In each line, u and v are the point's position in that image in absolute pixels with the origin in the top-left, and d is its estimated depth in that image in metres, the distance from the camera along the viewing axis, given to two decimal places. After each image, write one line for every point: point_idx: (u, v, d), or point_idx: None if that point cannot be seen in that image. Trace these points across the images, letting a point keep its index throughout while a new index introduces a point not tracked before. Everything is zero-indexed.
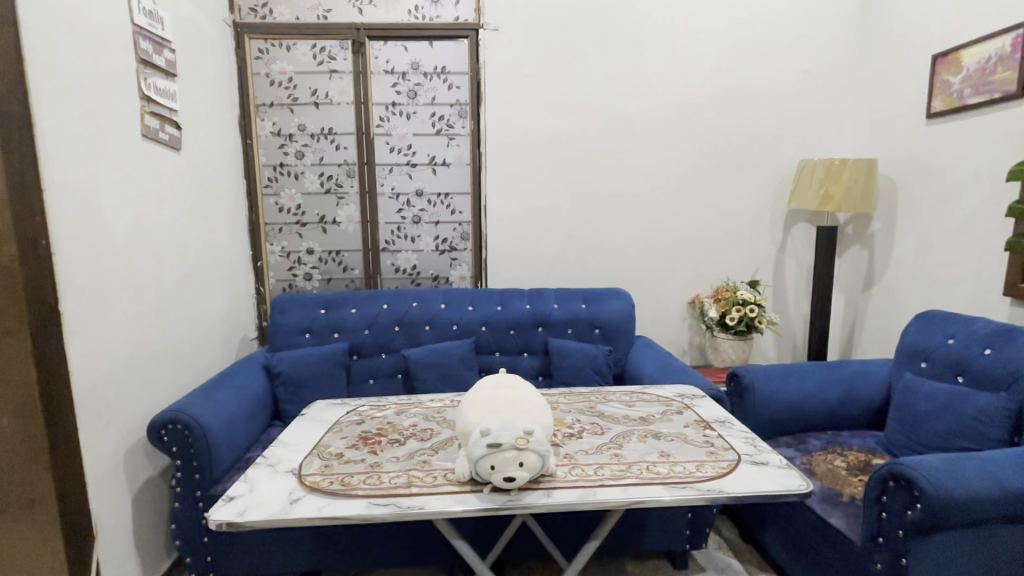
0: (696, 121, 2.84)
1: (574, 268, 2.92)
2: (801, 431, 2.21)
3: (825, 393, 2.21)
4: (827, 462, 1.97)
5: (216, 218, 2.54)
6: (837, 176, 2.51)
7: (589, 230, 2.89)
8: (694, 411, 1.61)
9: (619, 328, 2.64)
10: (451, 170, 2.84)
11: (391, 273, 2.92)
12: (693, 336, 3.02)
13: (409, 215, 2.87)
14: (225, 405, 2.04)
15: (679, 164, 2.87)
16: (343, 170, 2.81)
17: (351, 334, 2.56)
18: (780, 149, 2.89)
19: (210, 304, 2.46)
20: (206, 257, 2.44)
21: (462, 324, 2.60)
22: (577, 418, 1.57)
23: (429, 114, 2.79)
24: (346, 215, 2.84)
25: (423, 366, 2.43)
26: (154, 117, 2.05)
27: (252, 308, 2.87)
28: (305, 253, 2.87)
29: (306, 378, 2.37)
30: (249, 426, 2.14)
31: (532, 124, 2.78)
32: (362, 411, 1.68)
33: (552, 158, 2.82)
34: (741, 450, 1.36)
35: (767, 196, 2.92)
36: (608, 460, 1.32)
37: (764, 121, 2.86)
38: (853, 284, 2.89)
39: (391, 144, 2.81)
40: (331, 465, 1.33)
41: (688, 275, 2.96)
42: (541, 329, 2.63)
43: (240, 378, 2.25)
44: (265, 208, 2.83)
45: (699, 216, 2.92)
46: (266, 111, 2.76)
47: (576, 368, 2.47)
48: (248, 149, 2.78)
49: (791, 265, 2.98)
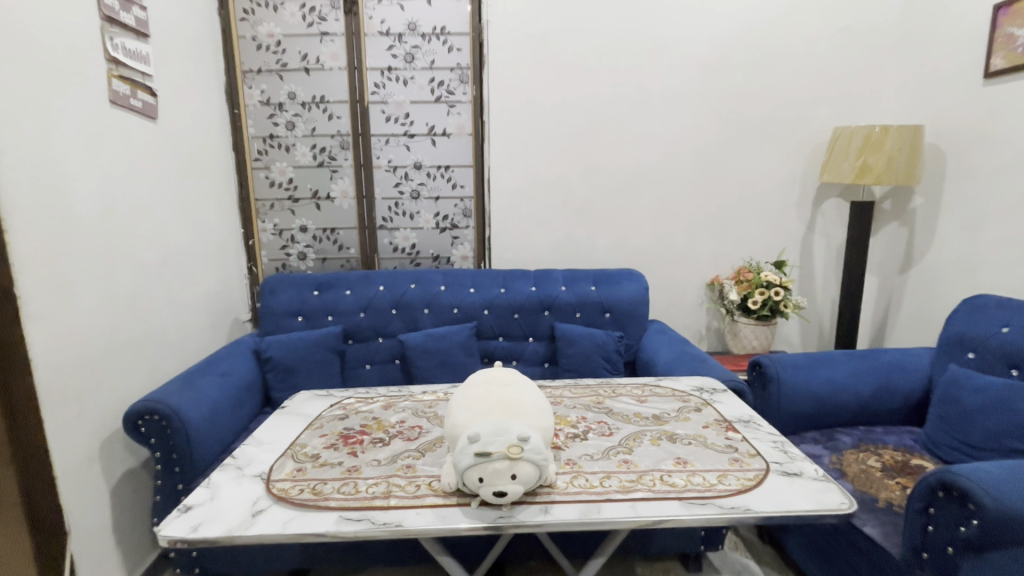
0: (719, 86, 2.59)
1: (585, 247, 2.72)
2: (830, 426, 2.03)
3: (858, 385, 2.01)
4: (860, 462, 1.79)
5: (202, 193, 2.39)
6: (878, 145, 2.26)
7: (601, 206, 2.69)
8: (715, 409, 1.44)
9: (632, 312, 2.45)
10: (452, 141, 2.64)
11: (389, 253, 2.75)
12: (711, 320, 2.83)
13: (407, 190, 2.69)
14: (208, 394, 1.91)
15: (700, 133, 2.63)
16: (337, 142, 2.63)
17: (345, 317, 2.41)
18: (812, 116, 2.63)
19: (196, 285, 2.32)
20: (191, 235, 2.30)
21: (463, 307, 2.44)
22: (582, 416, 1.40)
23: (427, 80, 2.58)
24: (340, 190, 2.67)
25: (420, 352, 2.28)
26: (123, 81, 1.87)
27: (245, 289, 2.74)
28: (298, 231, 2.71)
29: (297, 364, 2.24)
30: (236, 415, 2.01)
31: (540, 90, 2.56)
32: (348, 404, 1.53)
33: (561, 127, 2.60)
34: (770, 457, 1.19)
35: (795, 168, 2.68)
36: (616, 467, 1.15)
37: (795, 85, 2.60)
38: (888, 265, 2.66)
39: (387, 113, 2.61)
40: (304, 469, 1.19)
41: (707, 254, 2.75)
42: (547, 312, 2.45)
43: (226, 365, 2.12)
44: (255, 183, 2.67)
45: (720, 191, 2.69)
46: (253, 78, 2.57)
47: (584, 355, 2.31)
48: (236, 120, 2.60)
49: (820, 244, 2.75)
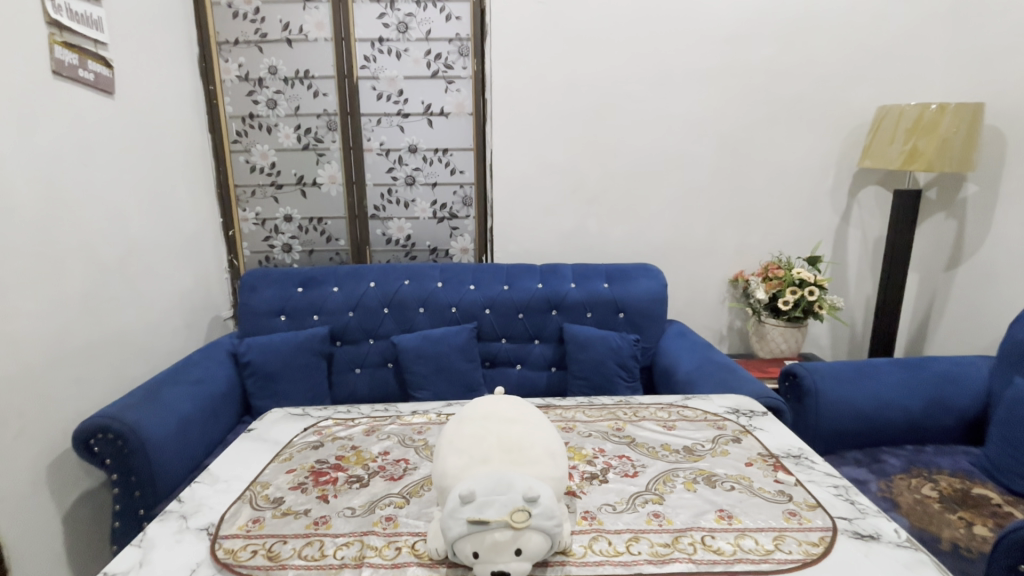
0: (747, 60, 2.32)
1: (596, 239, 2.48)
2: (872, 444, 1.80)
3: (906, 399, 1.79)
4: (913, 492, 1.58)
5: (173, 179, 2.16)
6: (931, 126, 2.00)
7: (614, 195, 2.44)
8: (756, 439, 1.22)
9: (649, 312, 2.22)
10: (450, 122, 2.39)
11: (382, 244, 2.52)
12: (733, 320, 2.59)
13: (401, 175, 2.44)
14: (175, 407, 1.70)
15: (725, 114, 2.37)
16: (323, 122, 2.38)
17: (332, 316, 2.19)
18: (852, 95, 2.35)
19: (167, 281, 2.10)
20: (160, 226, 2.07)
21: (463, 306, 2.21)
22: (599, 449, 1.18)
23: (423, 52, 2.32)
24: (328, 175, 2.43)
25: (415, 356, 2.06)
26: (69, 49, 1.63)
27: (225, 284, 2.51)
28: (282, 220, 2.48)
29: (278, 369, 2.02)
30: (209, 428, 1.81)
31: (547, 64, 2.29)
32: (324, 428, 1.32)
33: (572, 106, 2.34)
34: (835, 510, 0.96)
35: (831, 153, 2.41)
36: (646, 523, 0.93)
37: (833, 58, 2.32)
38: (932, 260, 2.40)
39: (378, 90, 2.35)
40: (261, 520, 0.97)
41: (730, 248, 2.50)
42: (554, 312, 2.23)
43: (199, 371, 1.90)
44: (234, 168, 2.43)
45: (747, 178, 2.43)
46: (229, 51, 2.31)
47: (596, 360, 2.08)
48: (212, 97, 2.35)
49: (856, 238, 2.50)
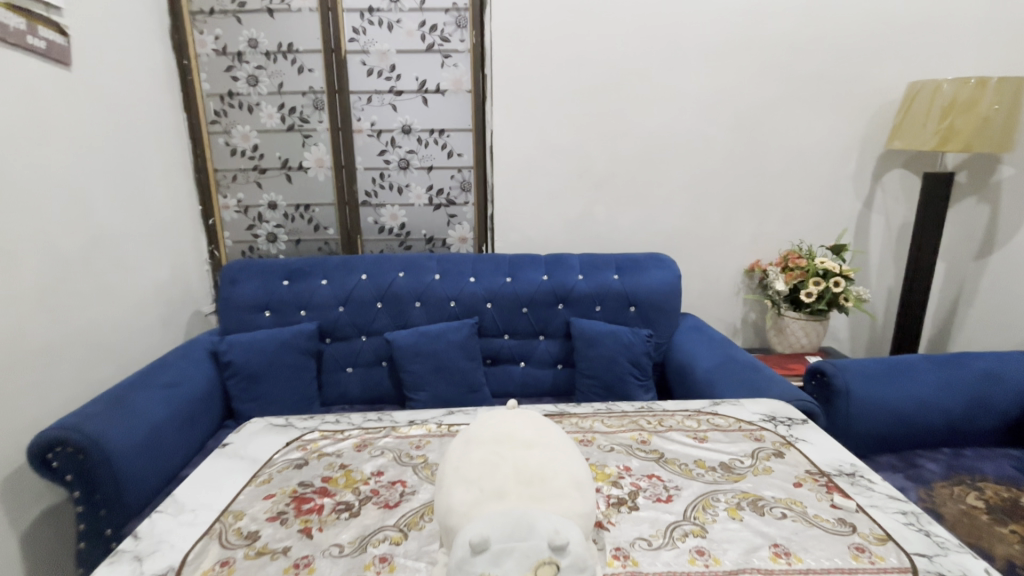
0: (768, 33, 2.14)
1: (604, 227, 2.32)
2: (905, 447, 1.68)
3: (943, 399, 1.66)
4: (956, 502, 1.45)
5: (144, 163, 1.97)
6: (970, 103, 1.84)
7: (623, 179, 2.27)
8: (800, 454, 1.08)
9: (662, 306, 2.07)
10: (446, 100, 2.21)
11: (374, 233, 2.34)
12: (749, 312, 2.44)
13: (394, 158, 2.26)
14: (145, 414, 1.54)
15: (743, 91, 2.19)
16: (309, 101, 2.19)
17: (320, 312, 2.02)
18: (880, 71, 2.18)
19: (138, 275, 1.92)
20: (129, 214, 1.89)
21: (462, 300, 2.05)
22: (625, 467, 1.03)
23: (417, 23, 2.13)
24: (315, 159, 2.25)
25: (411, 355, 1.90)
26: (15, 12, 1.44)
27: (205, 277, 2.33)
28: (266, 208, 2.29)
29: (262, 370, 1.86)
30: (185, 436, 1.65)
31: (551, 37, 2.11)
32: (309, 443, 1.16)
33: (579, 83, 2.16)
34: (909, 544, 0.82)
35: (856, 134, 2.25)
36: (690, 564, 0.79)
37: (861, 30, 2.14)
38: (960, 248, 2.27)
39: (368, 65, 2.16)
40: (231, 563, 0.82)
41: (746, 236, 2.35)
42: (561, 306, 2.07)
43: (174, 373, 1.74)
44: (213, 150, 2.24)
45: (765, 161, 2.27)
46: (204, 22, 2.11)
47: (606, 357, 1.92)
48: (186, 73, 2.15)
49: (880, 225, 2.35)
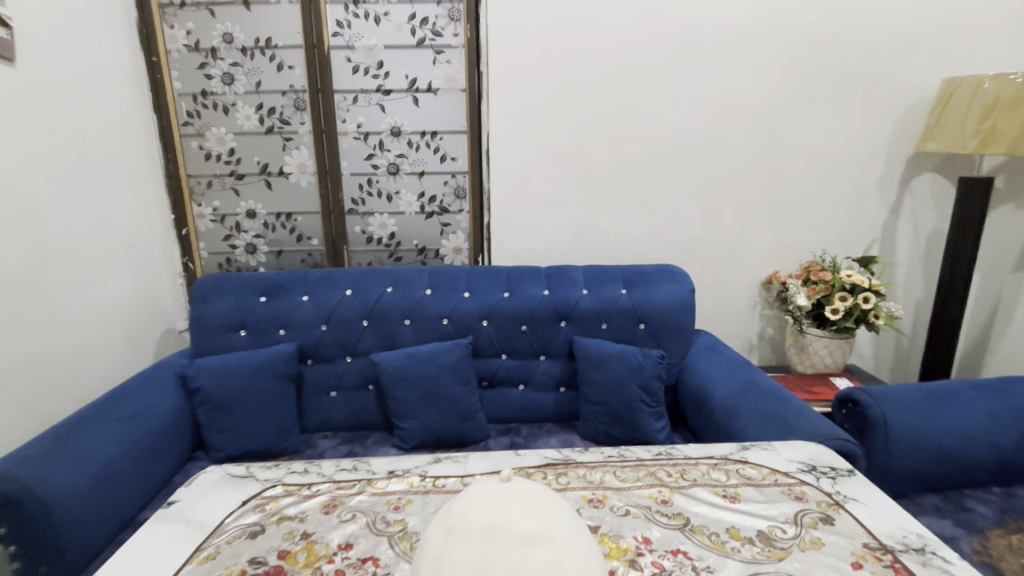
0: (788, 25, 1.96)
1: (610, 235, 2.14)
2: (949, 485, 1.50)
3: (993, 432, 1.48)
4: (1015, 556, 1.28)
5: (106, 169, 1.80)
6: (1016, 101, 1.65)
7: (630, 185, 2.10)
8: (853, 519, 0.92)
9: (673, 324, 1.89)
10: (438, 100, 2.04)
11: (361, 244, 2.17)
12: (765, 327, 2.27)
13: (382, 163, 2.09)
14: (92, 455, 1.36)
15: (761, 89, 2.02)
16: (289, 101, 2.02)
17: (301, 331, 1.85)
18: (909, 67, 2.01)
19: (99, 293, 1.75)
20: (88, 227, 1.72)
21: (455, 318, 1.87)
22: (644, 539, 0.88)
23: (406, 16, 1.96)
24: (296, 164, 2.08)
25: (399, 379, 1.73)
26: None
27: (179, 291, 2.16)
28: (244, 216, 2.12)
29: (234, 397, 1.68)
30: (144, 475, 1.48)
31: (553, 30, 1.93)
32: (268, 503, 0.99)
33: (583, 81, 1.99)
34: None
35: (882, 135, 2.07)
36: None
37: (889, 23, 1.97)
38: (997, 259, 2.09)
39: (354, 62, 1.99)
40: None
41: (763, 246, 2.17)
42: (563, 324, 1.89)
43: (135, 403, 1.57)
44: (185, 155, 2.07)
45: (784, 164, 2.10)
46: (175, 15, 1.94)
47: (614, 382, 1.74)
48: (155, 71, 1.98)
49: (907, 233, 2.17)
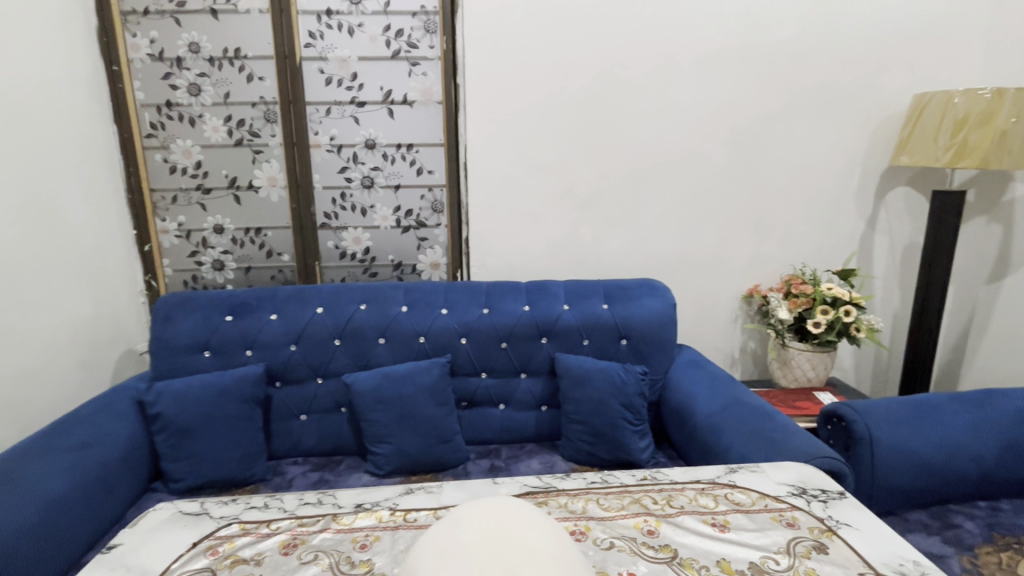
0: (765, 40, 1.98)
1: (591, 250, 2.11)
2: (934, 501, 1.48)
3: (977, 446, 1.46)
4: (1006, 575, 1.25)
5: (58, 181, 1.70)
6: (986, 116, 1.68)
7: (611, 199, 2.07)
8: (847, 546, 0.92)
9: (656, 339, 1.85)
10: (414, 112, 2.00)
11: (335, 259, 2.10)
12: (747, 341, 2.25)
13: (357, 176, 2.03)
14: (37, 487, 1.25)
15: (739, 103, 2.02)
16: (259, 112, 1.95)
17: (269, 352, 1.76)
18: (881, 84, 2.04)
19: (50, 312, 1.64)
20: (39, 244, 1.62)
21: (432, 336, 1.81)
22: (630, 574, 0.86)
23: (381, 27, 1.92)
24: (267, 177, 2.01)
25: (373, 401, 1.65)
26: None
27: (141, 310, 2.05)
28: (212, 232, 2.04)
29: (196, 423, 1.58)
30: (96, 509, 1.37)
31: (532, 45, 1.92)
32: (221, 545, 0.94)
33: (562, 95, 1.97)
34: None
35: (857, 149, 2.09)
36: None
37: (861, 42, 2.00)
38: (971, 271, 2.11)
39: (327, 74, 1.94)
40: None
41: (744, 259, 2.16)
42: (544, 340, 1.84)
43: (87, 432, 1.46)
44: (149, 169, 1.98)
45: (763, 178, 2.10)
46: (138, 23, 1.87)
47: (596, 400, 1.69)
48: (116, 81, 1.90)
49: (884, 246, 2.18)
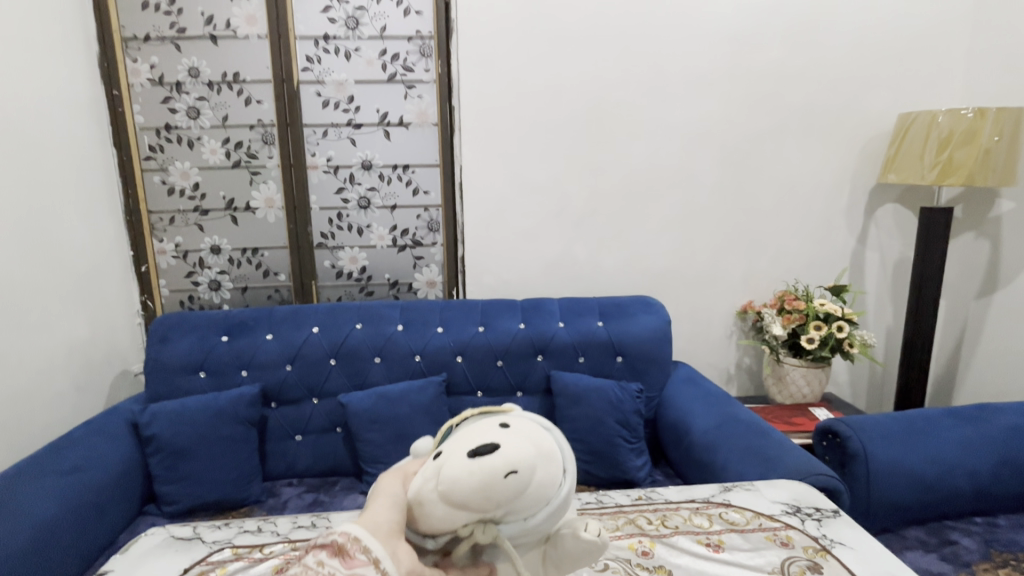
0: (753, 62, 2.03)
1: (585, 268, 2.13)
2: (931, 517, 1.48)
3: (971, 461, 1.47)
4: None
5: (56, 203, 1.71)
6: (970, 134, 1.72)
7: (604, 217, 2.10)
8: (841, 565, 0.93)
9: (651, 356, 1.86)
10: (410, 134, 2.03)
11: (331, 279, 2.11)
12: (743, 357, 2.26)
13: (354, 196, 2.05)
14: (29, 511, 1.24)
15: (728, 123, 2.06)
16: (257, 135, 1.98)
17: (265, 372, 1.76)
18: (867, 103, 2.08)
19: (46, 334, 1.64)
20: (37, 265, 1.62)
21: (428, 355, 1.81)
22: None
23: (377, 51, 1.96)
24: (264, 198, 2.03)
25: (368, 421, 1.65)
26: None
27: (136, 330, 2.05)
28: (209, 252, 2.05)
29: (191, 445, 1.58)
30: (88, 533, 1.36)
31: (525, 68, 1.96)
32: (213, 569, 0.95)
33: (555, 117, 2.01)
34: None
35: (846, 167, 2.13)
36: None
37: (846, 63, 2.05)
38: (961, 286, 2.13)
39: (324, 97, 1.97)
40: None
41: (737, 276, 2.19)
42: (540, 358, 1.85)
43: (80, 454, 1.45)
44: (147, 190, 2.00)
45: (755, 196, 2.13)
46: (138, 49, 1.90)
47: (592, 417, 1.69)
48: (117, 104, 1.93)
49: (875, 261, 2.21)
